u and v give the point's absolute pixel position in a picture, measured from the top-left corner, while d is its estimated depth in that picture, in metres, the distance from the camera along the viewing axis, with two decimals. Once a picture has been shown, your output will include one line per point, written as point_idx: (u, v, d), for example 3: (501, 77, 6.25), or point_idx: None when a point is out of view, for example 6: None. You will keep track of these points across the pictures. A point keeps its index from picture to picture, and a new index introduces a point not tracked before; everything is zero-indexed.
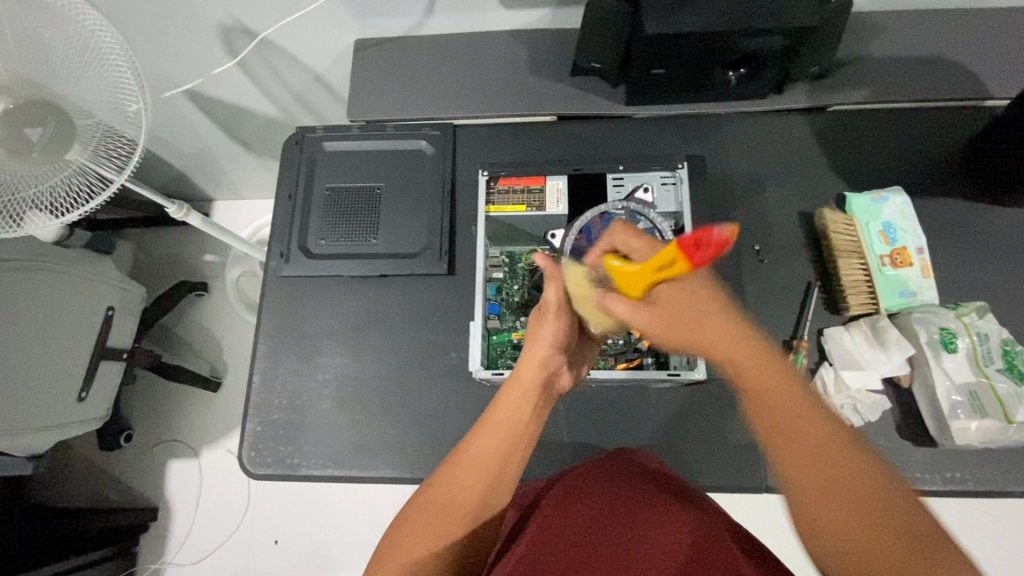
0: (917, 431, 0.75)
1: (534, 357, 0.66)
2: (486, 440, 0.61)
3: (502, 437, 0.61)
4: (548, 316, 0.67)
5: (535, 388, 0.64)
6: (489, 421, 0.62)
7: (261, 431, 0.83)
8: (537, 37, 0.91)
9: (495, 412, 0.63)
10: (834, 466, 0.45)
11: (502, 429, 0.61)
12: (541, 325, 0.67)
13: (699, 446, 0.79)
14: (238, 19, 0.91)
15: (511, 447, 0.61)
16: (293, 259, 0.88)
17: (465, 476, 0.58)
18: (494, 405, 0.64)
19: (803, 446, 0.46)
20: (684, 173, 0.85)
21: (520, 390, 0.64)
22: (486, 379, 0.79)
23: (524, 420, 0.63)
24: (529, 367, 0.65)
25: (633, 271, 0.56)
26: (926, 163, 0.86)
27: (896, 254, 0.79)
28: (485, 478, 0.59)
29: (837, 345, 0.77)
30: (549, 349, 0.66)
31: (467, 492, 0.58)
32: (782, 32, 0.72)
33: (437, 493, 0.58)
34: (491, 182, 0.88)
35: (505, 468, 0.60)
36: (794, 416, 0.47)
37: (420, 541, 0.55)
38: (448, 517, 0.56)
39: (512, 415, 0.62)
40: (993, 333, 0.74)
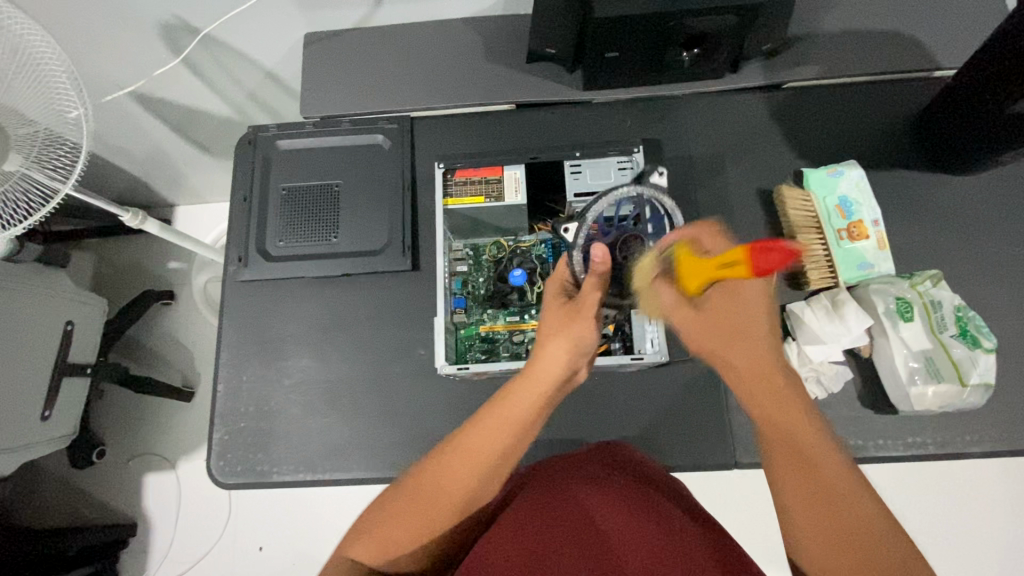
0: (880, 399, 0.77)
1: (553, 359, 0.63)
2: (489, 434, 0.59)
3: (504, 435, 0.59)
4: (584, 317, 0.64)
5: (543, 388, 0.62)
6: (491, 416, 0.60)
7: (229, 440, 0.81)
8: (490, 27, 0.91)
9: (501, 404, 0.61)
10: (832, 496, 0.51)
11: (504, 424, 0.59)
12: (574, 322, 0.64)
13: (672, 428, 0.79)
14: (179, 17, 0.88)
15: (510, 445, 0.59)
16: (253, 262, 0.86)
17: (456, 466, 0.58)
18: (501, 399, 0.62)
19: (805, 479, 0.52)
20: (640, 158, 0.86)
21: (532, 391, 0.61)
22: (452, 374, 0.78)
23: (526, 421, 0.61)
24: (546, 369, 0.62)
25: (699, 263, 0.58)
26: (880, 135, 0.87)
27: (852, 227, 0.80)
28: (477, 472, 0.58)
29: (799, 321, 0.77)
30: (569, 354, 0.63)
31: (455, 484, 0.57)
32: (732, 13, 0.73)
33: (428, 479, 0.58)
34: (448, 174, 0.86)
35: (505, 464, 0.59)
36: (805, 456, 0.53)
37: (402, 524, 0.56)
38: (432, 505, 0.57)
39: (518, 412, 0.60)
40: (947, 301, 0.76)
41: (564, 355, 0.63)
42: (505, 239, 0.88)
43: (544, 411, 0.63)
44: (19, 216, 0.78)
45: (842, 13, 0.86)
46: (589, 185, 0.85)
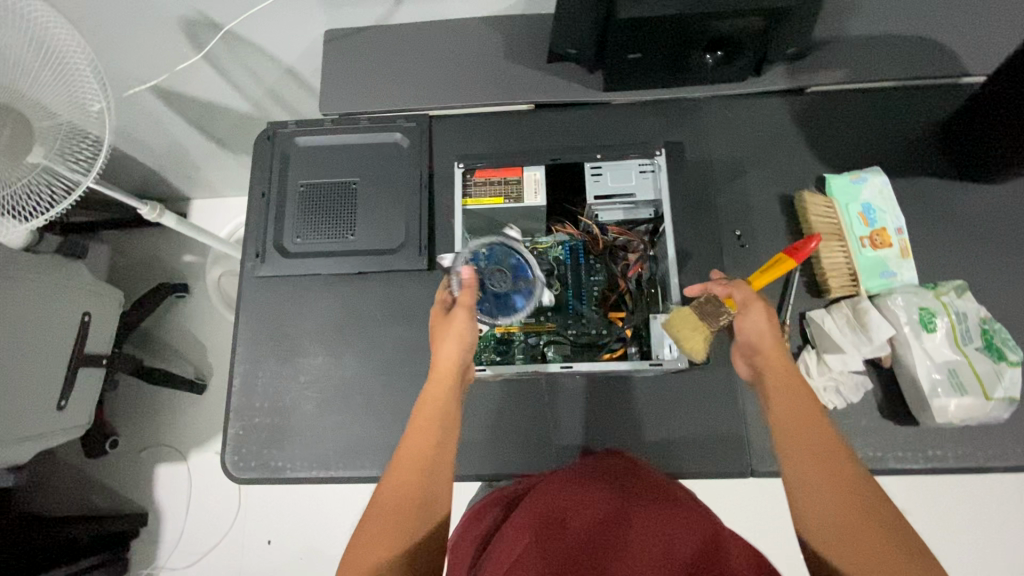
0: (900, 410, 0.76)
1: (450, 356, 0.69)
2: (416, 436, 0.64)
3: (429, 431, 0.64)
4: (456, 316, 0.71)
5: (450, 382, 0.69)
6: (417, 420, 0.65)
7: (243, 435, 0.81)
8: (511, 27, 0.90)
9: (424, 406, 0.67)
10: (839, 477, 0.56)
11: (429, 421, 0.65)
12: (453, 322, 0.70)
13: (686, 434, 0.79)
14: (201, 12, 0.89)
15: (439, 435, 0.64)
16: (270, 258, 0.86)
17: (402, 474, 0.61)
18: (420, 404, 0.67)
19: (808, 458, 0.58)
20: (662, 160, 0.84)
21: (440, 385, 0.68)
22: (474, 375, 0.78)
23: (448, 411, 0.67)
24: (444, 368, 0.69)
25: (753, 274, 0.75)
26: (906, 142, 0.85)
27: (876, 235, 0.79)
28: (422, 470, 0.61)
29: (819, 329, 0.77)
30: (459, 351, 0.69)
31: (404, 487, 0.60)
32: (758, 14, 0.72)
33: (387, 492, 0.60)
34: (468, 174, 0.86)
35: (442, 458, 0.63)
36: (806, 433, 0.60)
37: (381, 540, 0.56)
38: (398, 516, 0.58)
39: (439, 408, 0.66)
40: (971, 313, 0.74)
41: (457, 349, 0.69)
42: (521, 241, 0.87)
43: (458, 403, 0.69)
44: (41, 207, 0.79)
45: (868, 17, 0.85)
46: (609, 188, 0.83)
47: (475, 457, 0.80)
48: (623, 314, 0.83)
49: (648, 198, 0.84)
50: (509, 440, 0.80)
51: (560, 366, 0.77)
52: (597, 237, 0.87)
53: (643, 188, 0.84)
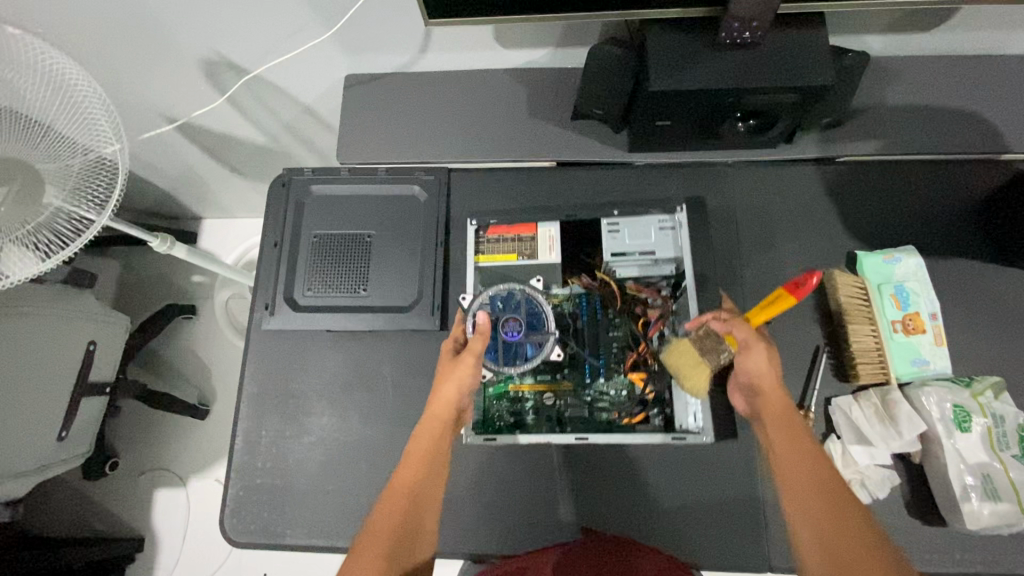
0: (929, 509, 0.72)
1: (447, 397, 0.72)
2: (407, 470, 0.68)
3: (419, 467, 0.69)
4: (465, 360, 0.72)
5: (444, 421, 0.72)
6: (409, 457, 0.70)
7: (243, 496, 0.79)
8: (536, 80, 0.88)
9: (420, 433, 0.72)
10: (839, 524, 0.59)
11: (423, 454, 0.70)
12: (458, 367, 0.72)
13: (702, 520, 0.76)
14: (222, 53, 0.87)
15: (427, 464, 0.69)
16: (279, 311, 0.84)
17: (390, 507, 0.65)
18: (415, 441, 0.71)
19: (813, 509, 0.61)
20: (683, 217, 0.82)
21: (434, 415, 0.72)
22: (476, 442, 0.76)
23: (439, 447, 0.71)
24: (440, 407, 0.72)
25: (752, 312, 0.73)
26: (941, 220, 0.82)
27: (908, 319, 0.76)
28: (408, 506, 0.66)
29: (845, 418, 0.74)
30: (458, 392, 0.72)
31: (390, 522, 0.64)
32: (797, 91, 0.69)
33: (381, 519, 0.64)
34: (480, 231, 0.86)
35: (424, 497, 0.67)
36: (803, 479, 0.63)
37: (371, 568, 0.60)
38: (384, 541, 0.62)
39: (430, 444, 0.70)
40: (1010, 415, 0.71)
41: (457, 390, 0.72)
42: None
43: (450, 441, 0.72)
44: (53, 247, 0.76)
45: (907, 87, 0.82)
46: (627, 245, 0.82)
47: (481, 532, 0.77)
48: (643, 375, 0.78)
49: (668, 255, 0.82)
50: (516, 515, 0.77)
51: (574, 437, 0.74)
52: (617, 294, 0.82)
53: (663, 246, 0.82)
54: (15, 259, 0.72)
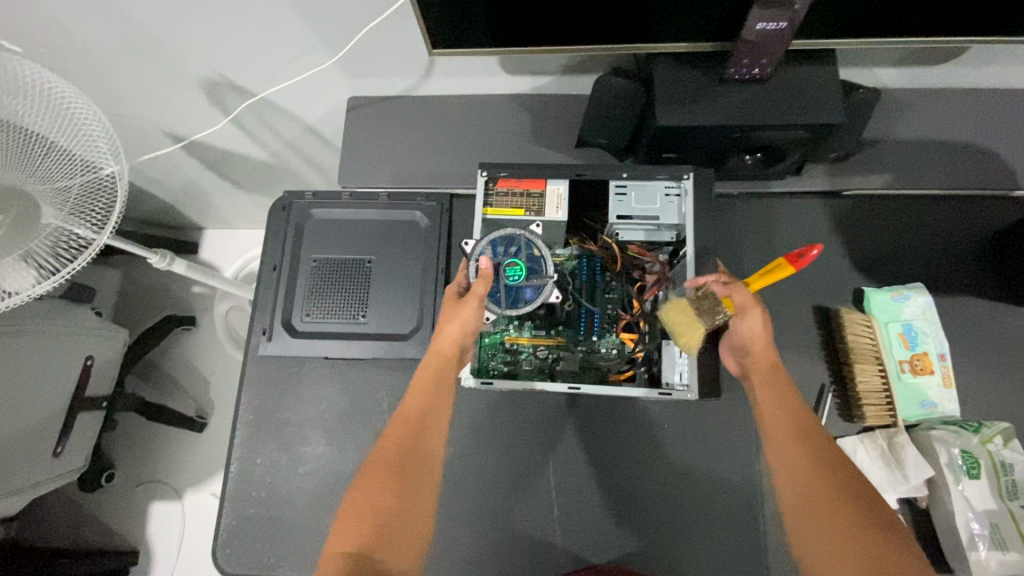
0: (934, 556, 0.70)
1: (448, 340, 0.69)
2: (406, 415, 0.67)
3: (421, 412, 0.67)
4: (467, 304, 0.69)
5: (448, 366, 0.70)
6: (411, 400, 0.68)
7: (236, 526, 0.77)
8: (540, 106, 0.87)
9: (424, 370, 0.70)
10: (831, 484, 0.59)
11: (428, 387, 0.68)
12: (461, 311, 0.69)
13: (700, 559, 0.75)
14: (224, 75, 0.87)
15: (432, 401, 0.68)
16: (276, 337, 0.83)
17: (388, 453, 0.64)
18: (416, 382, 0.69)
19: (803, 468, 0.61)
20: (690, 184, 0.72)
21: (438, 359, 0.70)
22: (472, 387, 0.72)
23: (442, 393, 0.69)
24: (442, 349, 0.70)
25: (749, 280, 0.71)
26: (949, 257, 0.81)
27: (916, 359, 0.75)
28: (407, 451, 0.65)
29: (850, 459, 0.72)
30: (462, 336, 0.69)
31: (393, 468, 0.63)
32: (805, 129, 0.68)
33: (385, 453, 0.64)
34: (490, 182, 0.74)
35: (427, 440, 0.66)
36: (803, 441, 0.63)
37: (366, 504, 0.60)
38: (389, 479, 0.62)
39: (434, 391, 0.68)
40: (1020, 464, 0.69)
41: (460, 335, 0.69)
42: None
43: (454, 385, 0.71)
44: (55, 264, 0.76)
45: (915, 122, 0.82)
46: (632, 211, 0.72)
47: (476, 566, 0.76)
48: (635, 336, 0.73)
49: (671, 223, 0.73)
50: (512, 549, 0.77)
51: (568, 387, 0.69)
52: (617, 255, 0.74)
53: (666, 211, 0.73)
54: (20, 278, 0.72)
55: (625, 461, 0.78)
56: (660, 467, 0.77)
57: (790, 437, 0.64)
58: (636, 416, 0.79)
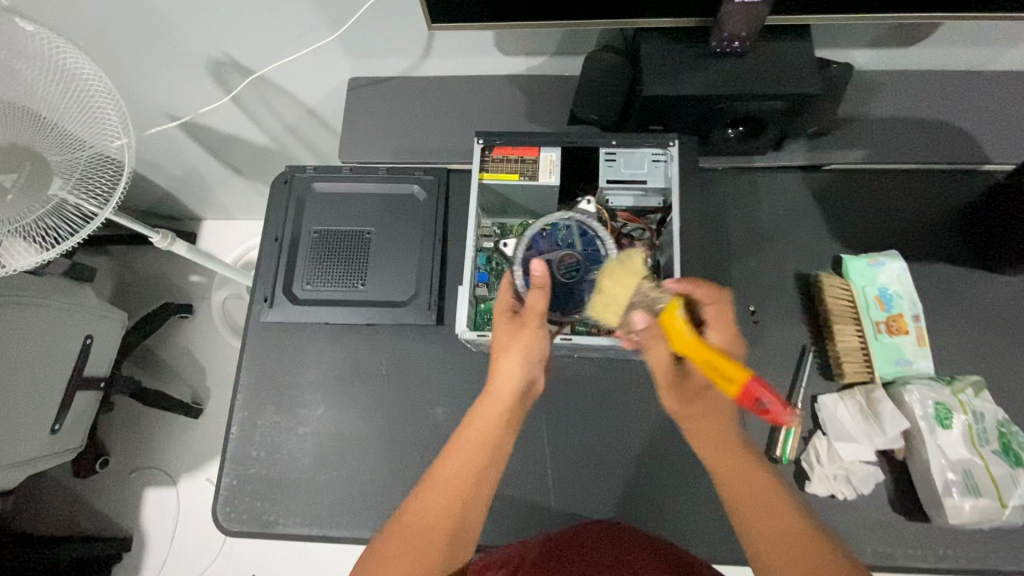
0: (910, 505, 0.74)
1: (508, 373, 0.66)
2: (455, 466, 0.62)
3: (473, 455, 0.63)
4: (529, 325, 0.66)
5: (507, 404, 0.66)
6: (461, 441, 0.64)
7: (236, 486, 0.79)
8: (534, 85, 0.91)
9: (473, 426, 0.65)
10: (773, 507, 0.59)
11: (479, 444, 0.64)
12: (522, 335, 0.66)
13: (689, 514, 0.77)
14: (230, 54, 0.90)
15: (482, 462, 0.63)
16: (278, 304, 0.85)
17: (439, 493, 0.60)
18: (468, 420, 0.66)
19: (752, 488, 0.60)
20: (675, 151, 0.76)
21: (495, 404, 0.66)
22: (470, 342, 0.74)
23: (498, 436, 0.65)
24: (501, 383, 0.66)
25: (688, 337, 0.58)
26: (923, 227, 0.85)
27: (892, 320, 0.78)
28: (458, 497, 0.60)
29: (831, 415, 0.76)
30: (522, 367, 0.66)
31: (443, 513, 0.59)
32: (785, 99, 0.72)
33: (424, 514, 0.59)
34: (485, 151, 0.77)
35: (480, 485, 0.62)
36: (742, 465, 0.63)
37: (394, 570, 0.54)
38: (423, 543, 0.57)
39: (486, 431, 0.65)
40: (989, 413, 0.73)
41: (519, 366, 0.66)
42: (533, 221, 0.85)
43: (508, 428, 0.67)
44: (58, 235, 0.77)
45: (890, 98, 0.86)
46: (622, 175, 0.75)
47: None
48: None
49: (658, 187, 0.76)
50: (507, 507, 0.79)
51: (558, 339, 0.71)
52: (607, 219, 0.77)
53: (654, 176, 0.76)
54: (17, 250, 0.74)
55: (616, 421, 0.81)
56: (650, 427, 0.80)
57: (728, 462, 0.64)
58: (627, 378, 0.82)
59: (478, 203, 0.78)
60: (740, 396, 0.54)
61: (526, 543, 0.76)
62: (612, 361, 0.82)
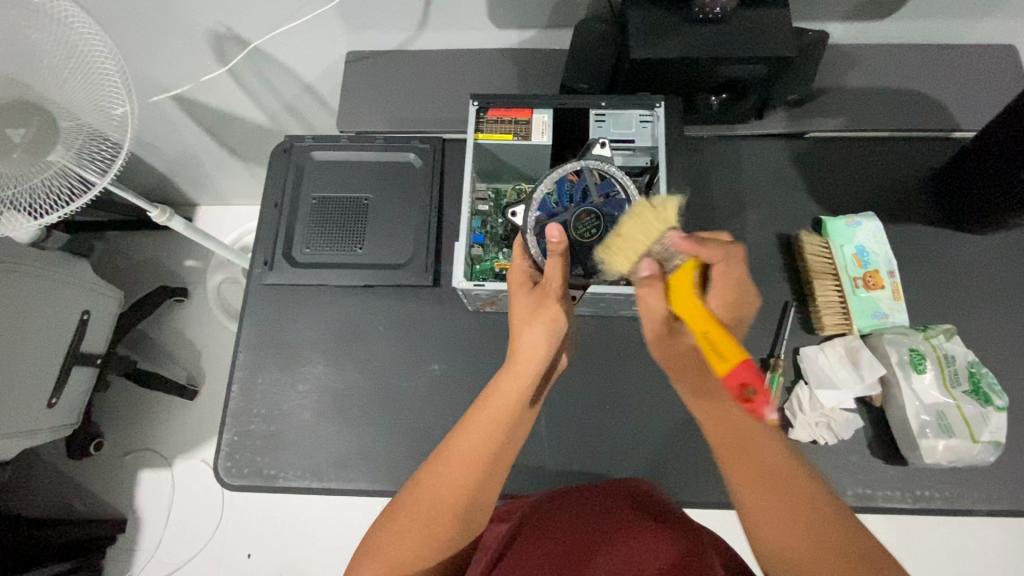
0: (888, 449, 0.77)
1: (531, 344, 0.66)
2: (468, 442, 0.60)
3: (489, 429, 0.60)
4: (551, 297, 0.65)
5: (529, 375, 0.65)
6: (477, 417, 0.61)
7: (238, 441, 0.82)
8: (526, 58, 0.95)
9: (492, 400, 0.63)
10: (785, 498, 0.52)
11: (496, 421, 0.61)
12: (544, 307, 0.66)
13: (679, 463, 0.80)
14: (230, 27, 0.92)
15: (499, 443, 0.61)
16: (278, 267, 0.87)
17: (452, 474, 0.58)
18: (488, 395, 0.63)
19: (762, 474, 0.54)
20: (662, 111, 0.80)
21: (519, 381, 0.65)
22: (468, 292, 0.76)
23: (516, 410, 0.63)
24: (527, 360, 0.66)
25: (694, 303, 0.55)
26: (897, 190, 0.89)
27: (868, 276, 0.82)
28: (472, 479, 0.58)
29: (813, 365, 0.79)
30: (546, 340, 0.66)
31: (450, 490, 0.58)
32: (763, 62, 0.76)
33: (436, 489, 0.58)
34: (480, 113, 0.81)
35: (494, 464, 0.60)
36: (756, 448, 0.56)
37: (404, 541, 0.55)
38: (435, 517, 0.56)
39: (502, 409, 0.62)
40: (959, 355, 0.77)
41: (543, 340, 0.65)
42: (526, 184, 0.88)
43: (528, 405, 0.66)
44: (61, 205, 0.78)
45: (866, 69, 0.90)
46: (611, 134, 0.80)
47: None
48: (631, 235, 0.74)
49: (645, 146, 0.80)
50: None
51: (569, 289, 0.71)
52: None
53: (641, 136, 0.80)
54: (16, 219, 0.74)
55: (607, 375, 0.84)
56: (639, 382, 0.83)
57: (739, 444, 0.57)
58: (618, 335, 0.85)
59: (473, 164, 0.81)
60: (727, 376, 0.47)
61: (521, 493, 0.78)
62: (602, 318, 0.85)
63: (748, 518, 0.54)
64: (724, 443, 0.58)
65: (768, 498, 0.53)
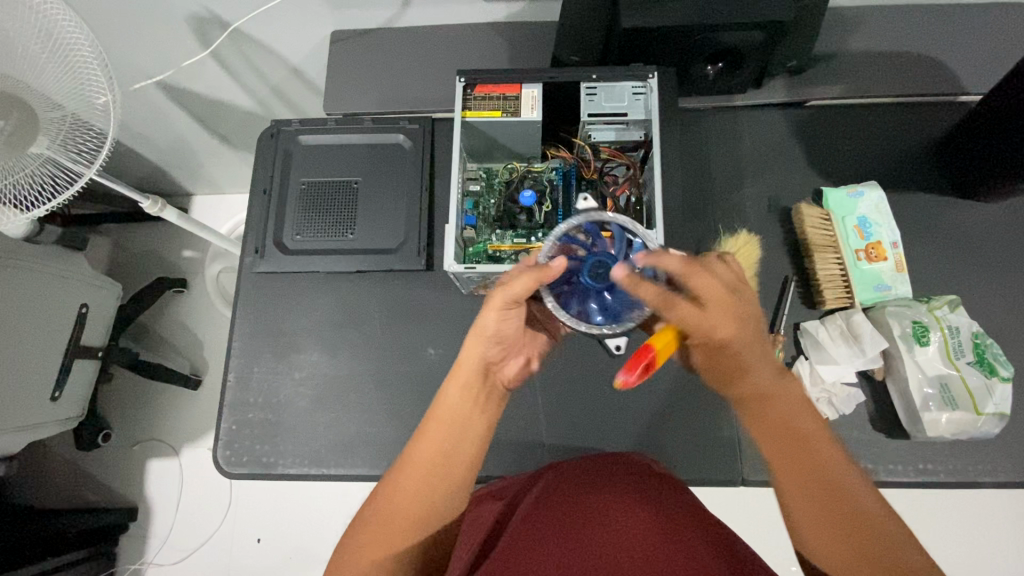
0: (892, 424, 0.76)
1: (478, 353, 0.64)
2: (426, 445, 0.59)
3: (447, 438, 0.60)
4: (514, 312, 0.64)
5: (473, 386, 0.63)
6: (430, 425, 0.61)
7: (237, 430, 0.83)
8: (516, 32, 0.91)
9: (439, 411, 0.62)
10: (838, 494, 0.52)
11: (446, 429, 0.61)
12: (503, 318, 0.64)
13: (678, 442, 0.79)
14: (210, 9, 0.90)
15: (453, 448, 0.60)
16: (267, 255, 0.86)
17: (408, 482, 0.58)
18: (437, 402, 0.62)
19: (812, 471, 0.53)
20: (655, 82, 0.77)
21: (463, 390, 0.63)
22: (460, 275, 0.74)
23: (474, 424, 0.62)
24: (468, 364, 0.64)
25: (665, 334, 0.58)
26: (901, 158, 0.86)
27: (871, 249, 0.80)
28: (430, 485, 0.58)
29: (813, 338, 0.78)
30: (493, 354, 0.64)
31: (412, 499, 0.57)
32: (759, 27, 0.73)
33: (394, 499, 0.57)
34: (468, 89, 0.79)
35: (452, 468, 0.59)
36: (809, 445, 0.54)
37: (373, 548, 0.55)
38: (395, 527, 0.56)
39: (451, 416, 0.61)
40: (964, 326, 0.76)
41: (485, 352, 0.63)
42: (519, 163, 0.85)
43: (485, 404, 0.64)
44: (42, 199, 0.75)
45: (870, 31, 0.86)
46: (602, 108, 0.78)
47: None
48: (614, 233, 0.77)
49: (640, 118, 0.78)
50: (502, 442, 0.81)
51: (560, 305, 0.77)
52: (589, 159, 0.83)
53: (635, 109, 0.78)
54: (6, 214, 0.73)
55: (604, 356, 0.83)
56: None
57: (792, 447, 0.55)
58: None
59: (461, 143, 0.78)
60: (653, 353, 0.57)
61: (520, 474, 0.77)
62: None
63: (803, 534, 0.52)
64: (774, 445, 0.56)
65: (829, 505, 0.51)
